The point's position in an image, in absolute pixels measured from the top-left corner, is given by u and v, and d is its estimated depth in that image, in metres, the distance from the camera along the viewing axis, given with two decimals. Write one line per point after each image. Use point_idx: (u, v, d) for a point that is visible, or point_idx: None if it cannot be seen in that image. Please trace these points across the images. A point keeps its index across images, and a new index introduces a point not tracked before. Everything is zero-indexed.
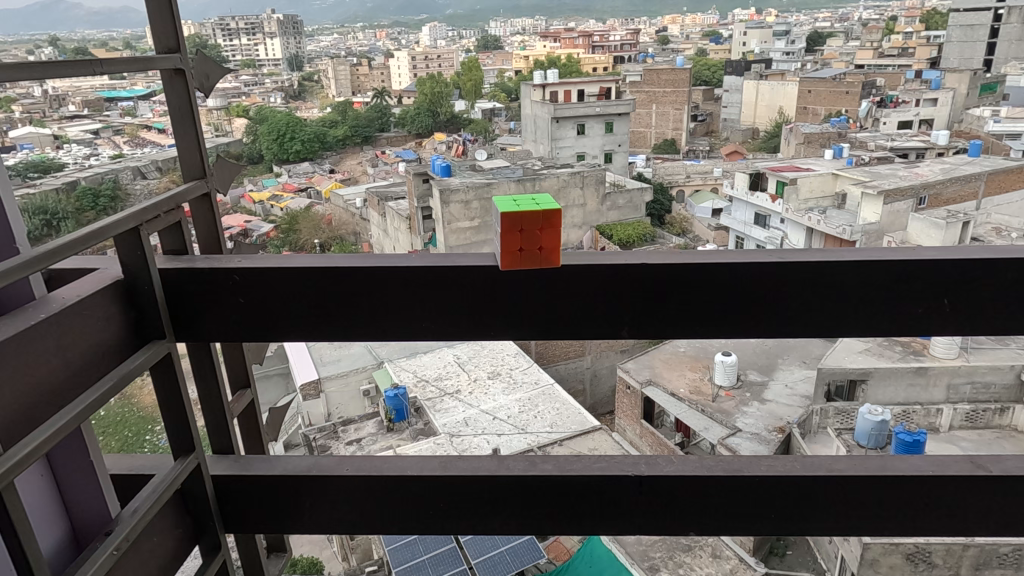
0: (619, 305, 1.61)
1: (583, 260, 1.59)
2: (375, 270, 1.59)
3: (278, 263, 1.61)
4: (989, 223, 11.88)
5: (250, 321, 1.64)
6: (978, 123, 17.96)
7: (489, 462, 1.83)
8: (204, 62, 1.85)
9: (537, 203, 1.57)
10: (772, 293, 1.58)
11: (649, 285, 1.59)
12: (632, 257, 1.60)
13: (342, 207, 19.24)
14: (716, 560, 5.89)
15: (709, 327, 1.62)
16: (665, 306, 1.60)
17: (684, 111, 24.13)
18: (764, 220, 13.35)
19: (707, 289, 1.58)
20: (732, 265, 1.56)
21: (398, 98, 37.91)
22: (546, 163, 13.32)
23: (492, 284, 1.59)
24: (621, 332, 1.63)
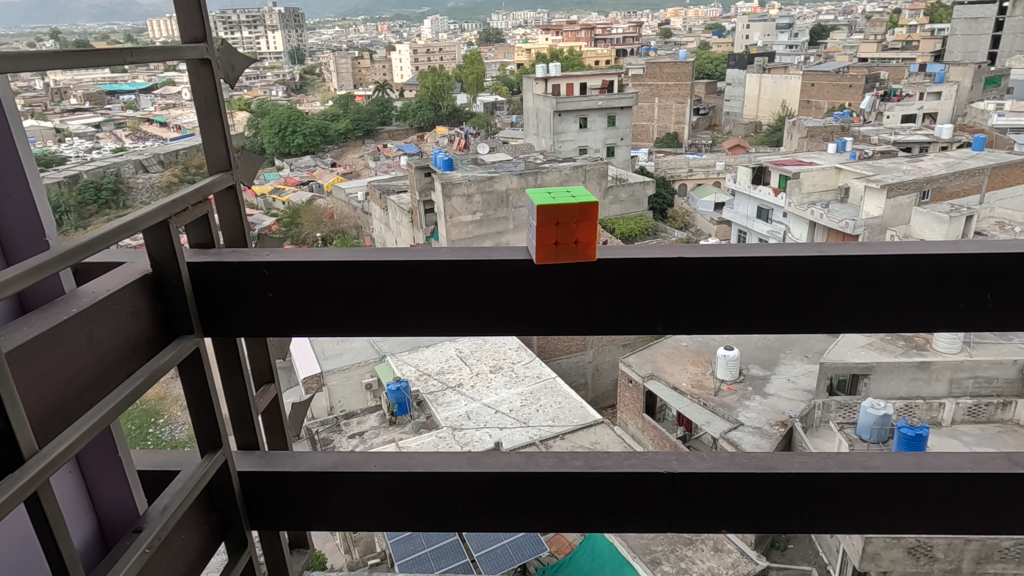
0: (654, 300, 1.61)
1: (615, 254, 1.60)
2: (409, 265, 1.60)
3: (310, 258, 1.62)
4: (993, 217, 11.85)
5: (279, 316, 1.65)
6: (983, 116, 17.85)
7: (518, 458, 1.83)
8: (229, 53, 1.89)
9: (573, 197, 1.57)
10: (807, 290, 1.58)
11: (684, 281, 1.59)
12: (666, 252, 1.60)
13: (344, 201, 19.22)
14: (717, 554, 5.91)
15: (744, 323, 1.62)
16: (697, 301, 1.60)
17: (687, 104, 24.06)
18: (767, 215, 13.32)
19: (741, 282, 1.59)
20: (770, 258, 1.56)
21: (400, 91, 37.87)
22: (548, 156, 13.30)
23: (524, 278, 1.60)
24: (657, 327, 1.63)
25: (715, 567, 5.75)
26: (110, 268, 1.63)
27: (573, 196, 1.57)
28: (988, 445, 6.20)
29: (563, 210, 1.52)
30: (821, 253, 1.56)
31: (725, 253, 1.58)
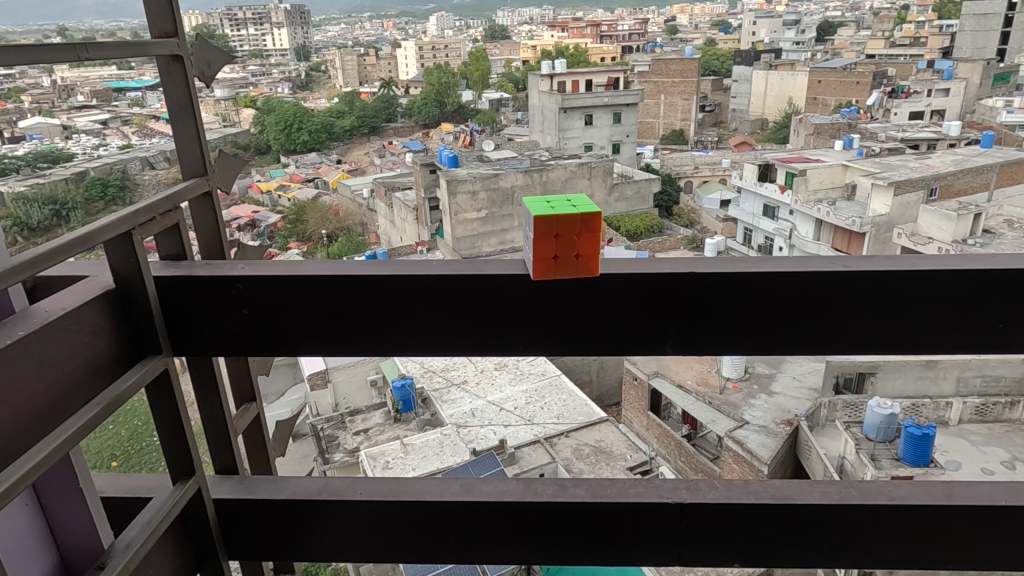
0: (664, 318, 1.41)
1: (623, 269, 1.40)
2: (390, 279, 1.41)
3: (283, 272, 1.43)
4: (1002, 214, 11.72)
5: (253, 335, 1.46)
6: (991, 114, 17.75)
7: (516, 485, 1.65)
8: (204, 48, 1.81)
9: (572, 206, 1.42)
10: (844, 309, 1.37)
11: (695, 299, 1.39)
12: (678, 263, 1.41)
13: (349, 198, 19.22)
14: None
15: (769, 344, 1.42)
16: (713, 319, 1.40)
17: (693, 101, 23.97)
18: (773, 212, 13.21)
19: (765, 299, 1.38)
20: (796, 272, 1.36)
21: (405, 88, 37.88)
22: (553, 153, 13.26)
23: (521, 297, 1.41)
24: (665, 347, 1.44)
25: None
26: (72, 283, 1.48)
27: (571, 205, 1.42)
28: (996, 446, 6.17)
29: (561, 220, 1.36)
30: (860, 264, 1.36)
31: (747, 265, 1.38)
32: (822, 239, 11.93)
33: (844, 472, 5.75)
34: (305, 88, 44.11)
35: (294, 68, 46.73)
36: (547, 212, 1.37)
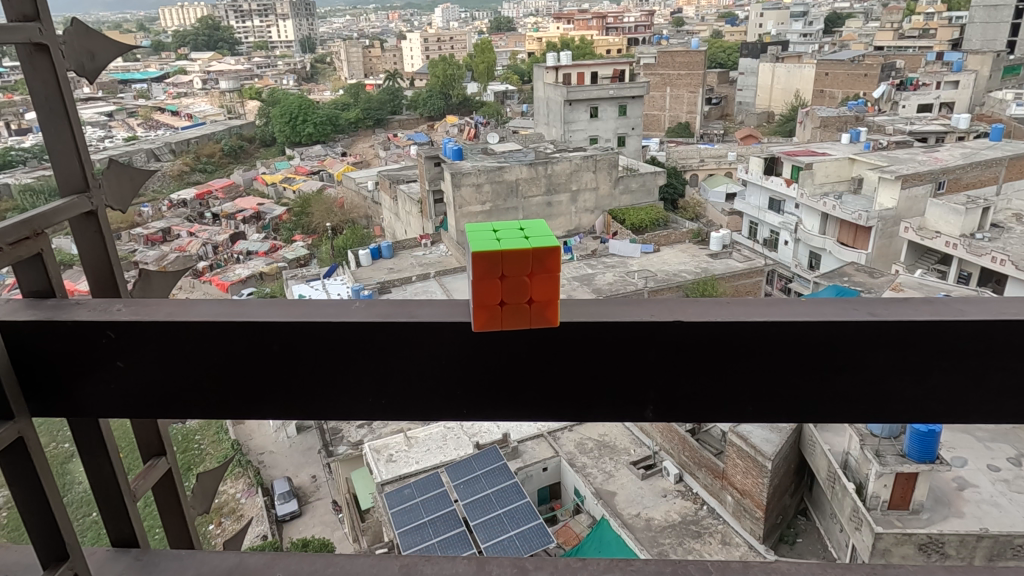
0: (640, 376, 1.18)
1: (587, 316, 1.16)
2: (298, 330, 1.17)
3: (175, 317, 1.19)
4: (1010, 208, 11.68)
5: (158, 399, 1.23)
6: (1000, 106, 17.64)
7: (466, 568, 1.39)
8: (85, 36, 1.50)
9: (526, 239, 1.19)
10: (843, 371, 1.15)
11: (681, 352, 1.15)
12: (663, 309, 1.17)
13: (354, 191, 19.08)
14: (725, 547, 5.91)
15: (763, 408, 1.19)
16: (705, 378, 1.17)
17: (700, 93, 23.81)
18: (778, 206, 13.05)
19: (757, 355, 1.15)
20: (807, 323, 1.12)
21: (410, 79, 37.81)
22: (558, 146, 13.18)
23: (457, 352, 1.17)
24: (644, 411, 1.21)
25: None
26: None
27: (527, 238, 1.19)
28: (1001, 441, 6.13)
29: (509, 264, 1.14)
30: (871, 316, 1.13)
31: (734, 316, 1.14)
32: (828, 233, 11.84)
33: (848, 468, 5.71)
34: (309, 80, 44.10)
35: (299, 62, 46.71)
36: (495, 248, 1.15)
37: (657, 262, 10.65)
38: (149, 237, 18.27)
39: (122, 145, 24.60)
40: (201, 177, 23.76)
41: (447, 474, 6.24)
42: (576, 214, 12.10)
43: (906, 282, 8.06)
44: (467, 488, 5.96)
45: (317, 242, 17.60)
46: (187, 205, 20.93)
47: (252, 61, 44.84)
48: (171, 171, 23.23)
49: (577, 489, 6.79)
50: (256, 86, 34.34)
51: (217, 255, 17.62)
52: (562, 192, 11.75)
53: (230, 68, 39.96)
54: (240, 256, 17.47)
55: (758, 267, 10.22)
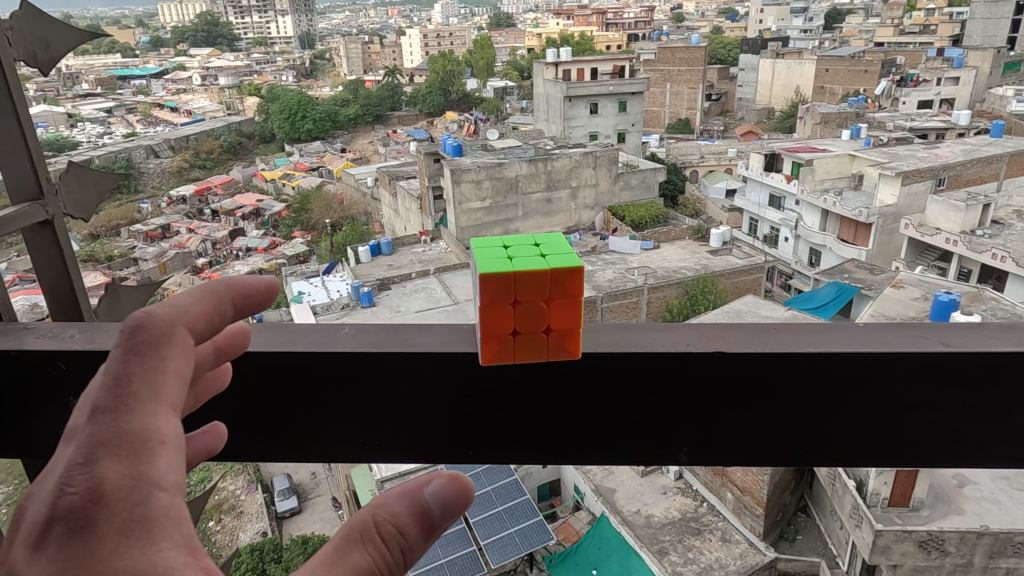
0: (676, 414, 1.04)
1: (612, 346, 1.01)
2: (291, 359, 1.03)
3: None
4: (1011, 205, 11.66)
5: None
6: (1001, 102, 17.60)
7: None
8: (36, 22, 1.31)
9: (543, 257, 0.99)
10: (908, 411, 1.01)
11: (718, 388, 1.02)
12: (699, 336, 1.03)
13: (354, 187, 18.91)
14: (725, 544, 5.88)
15: (817, 451, 1.05)
16: (747, 418, 1.04)
17: (700, 89, 23.75)
18: (779, 202, 12.94)
19: (811, 387, 1.01)
20: (867, 355, 0.98)
21: (410, 75, 37.72)
22: (558, 142, 13.14)
23: (464, 385, 1.03)
24: (678, 454, 1.07)
25: (722, 558, 5.74)
26: None
27: (547, 259, 0.98)
28: None
29: (526, 291, 0.96)
30: (946, 346, 0.99)
31: (785, 344, 1.00)
32: (828, 230, 11.78)
33: None
34: (309, 76, 44.13)
35: (299, 57, 46.76)
36: (509, 268, 0.95)
37: (656, 258, 10.63)
38: (149, 234, 18.35)
39: (122, 141, 24.69)
40: (201, 173, 23.83)
41: None
42: (575, 211, 12.07)
43: (906, 279, 8.02)
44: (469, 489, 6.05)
45: (316, 239, 17.59)
46: (187, 201, 20.92)
47: (251, 57, 44.93)
48: (171, 167, 23.30)
49: (578, 485, 6.81)
50: (256, 82, 34.38)
51: (217, 252, 17.64)
52: (562, 188, 11.70)
53: (230, 64, 39.93)
54: (239, 252, 17.50)
55: (759, 264, 10.19)
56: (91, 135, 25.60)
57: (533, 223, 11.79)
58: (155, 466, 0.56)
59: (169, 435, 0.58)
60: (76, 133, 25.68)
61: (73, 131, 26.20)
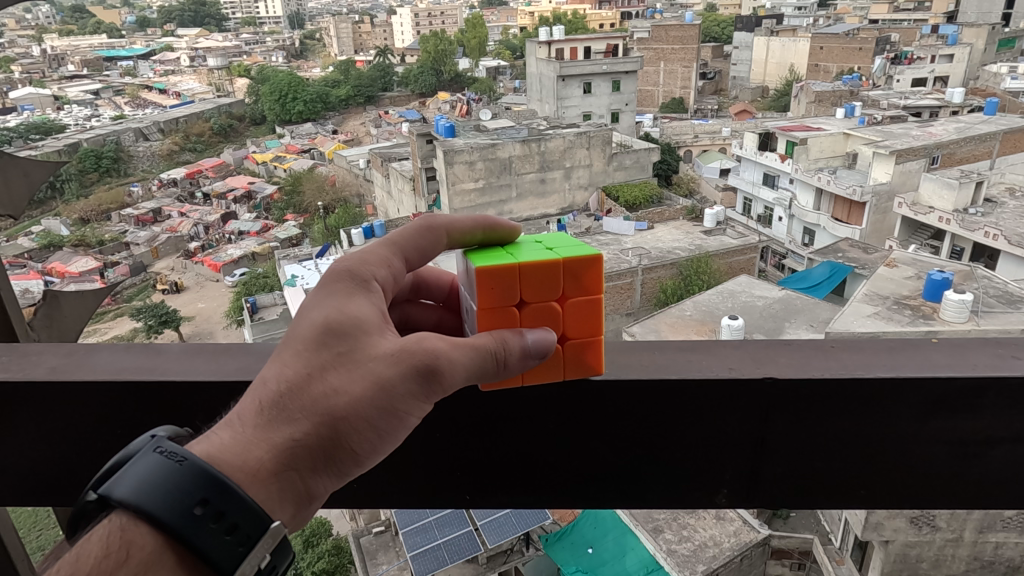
0: (719, 454, 0.92)
1: (633, 370, 0.89)
2: None
3: (73, 374, 0.90)
4: (1003, 182, 11.70)
5: (50, 479, 0.94)
6: (995, 80, 17.57)
7: None
8: None
9: (556, 250, 0.88)
10: (1000, 443, 0.86)
11: (765, 414, 0.88)
12: (743, 358, 0.90)
13: (346, 168, 18.45)
14: (719, 522, 5.94)
15: (875, 493, 0.91)
16: (804, 453, 0.90)
17: (693, 68, 23.53)
18: (773, 181, 12.90)
19: (885, 416, 0.87)
20: (947, 379, 0.84)
21: (401, 55, 37.12)
22: (552, 122, 13.05)
23: (465, 407, 0.91)
24: (718, 495, 0.95)
25: (716, 536, 5.78)
26: None
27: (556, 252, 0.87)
28: None
29: (531, 289, 0.83)
30: None
31: (849, 367, 0.86)
32: (822, 208, 11.80)
33: None
34: (299, 57, 43.73)
35: (287, 37, 46.23)
36: (514, 258, 0.83)
37: (651, 239, 10.62)
38: (141, 218, 18.29)
39: (111, 124, 24.55)
40: (191, 156, 23.66)
41: None
42: (570, 192, 12.01)
43: (900, 258, 8.01)
44: None
45: (309, 222, 17.52)
46: (177, 183, 20.80)
47: (240, 39, 44.57)
48: (160, 151, 23.22)
49: None
50: (245, 62, 34.01)
51: (209, 235, 17.58)
52: (555, 169, 11.65)
53: (217, 45, 39.41)
54: (231, 236, 17.38)
55: (753, 243, 10.20)
56: (78, 117, 25.41)
57: (528, 204, 11.73)
58: (378, 274, 0.84)
59: (394, 266, 0.88)
60: (63, 115, 25.54)
61: (61, 113, 26.01)
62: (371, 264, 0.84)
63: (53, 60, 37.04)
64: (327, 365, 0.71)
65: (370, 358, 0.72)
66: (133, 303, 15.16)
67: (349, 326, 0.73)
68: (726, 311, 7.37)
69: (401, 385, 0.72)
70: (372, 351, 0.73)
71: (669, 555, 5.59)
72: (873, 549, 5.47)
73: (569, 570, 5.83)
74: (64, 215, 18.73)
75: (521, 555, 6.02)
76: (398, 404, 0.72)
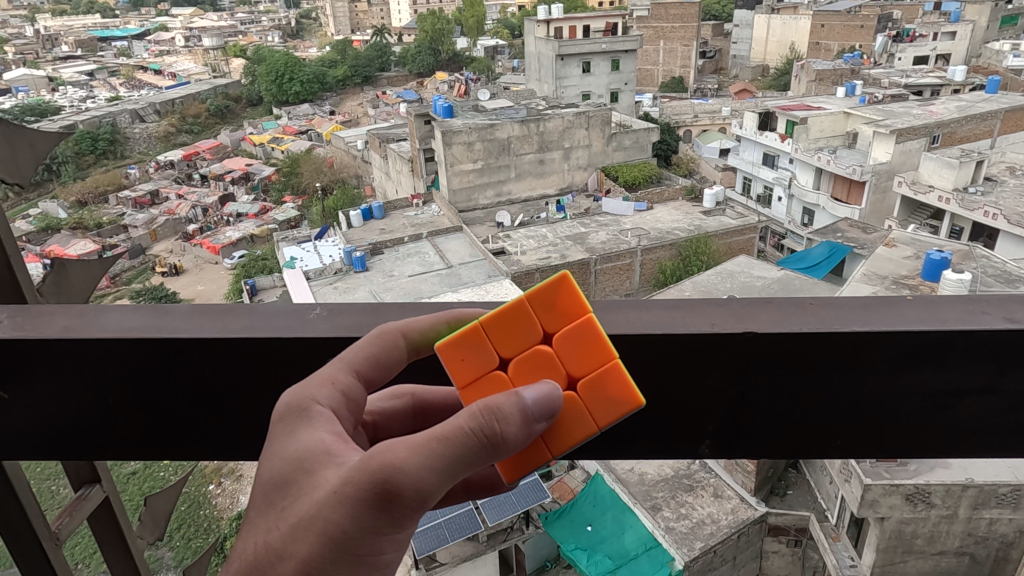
0: (701, 402, 0.85)
1: (624, 325, 0.82)
2: (248, 346, 0.85)
3: (85, 333, 0.87)
4: (1004, 161, 11.67)
5: (65, 434, 0.91)
6: (998, 57, 17.41)
7: None
8: None
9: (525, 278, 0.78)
10: (970, 395, 0.81)
11: (749, 367, 0.82)
12: (726, 314, 0.83)
13: (343, 149, 18.40)
14: (717, 500, 6.01)
15: (855, 441, 0.86)
16: (789, 405, 0.84)
17: (694, 47, 23.28)
18: (773, 160, 12.84)
19: (863, 371, 0.81)
20: (921, 333, 0.78)
21: (398, 34, 36.65)
22: (550, 102, 12.95)
23: None
24: (701, 447, 0.88)
25: (714, 513, 5.86)
26: None
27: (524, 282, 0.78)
28: None
29: (505, 342, 0.75)
30: (1011, 321, 0.78)
31: (824, 323, 0.80)
32: (822, 188, 11.77)
33: None
34: (294, 37, 43.36)
35: (283, 18, 45.65)
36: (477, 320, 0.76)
37: (651, 219, 10.61)
38: (138, 200, 18.24)
39: (106, 106, 24.40)
40: (188, 138, 23.55)
41: None
42: (569, 172, 11.95)
43: (899, 237, 8.01)
44: None
45: (307, 203, 17.47)
46: (175, 165, 20.73)
47: (235, 18, 44.12)
48: (157, 132, 23.10)
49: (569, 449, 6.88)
50: (240, 42, 33.70)
51: (207, 218, 17.55)
52: (555, 149, 11.58)
53: (212, 25, 38.93)
54: (229, 218, 17.34)
55: (752, 224, 10.20)
56: (74, 99, 25.25)
57: (527, 184, 11.67)
58: (318, 404, 0.71)
59: (342, 380, 0.74)
60: (59, 97, 25.42)
61: (57, 95, 25.84)
62: (308, 391, 0.71)
63: (46, 40, 36.75)
64: (286, 532, 0.64)
65: (316, 521, 0.62)
66: (132, 286, 15.15)
67: (295, 488, 0.65)
68: (725, 291, 7.38)
69: (352, 526, 0.61)
70: (320, 488, 0.64)
71: (667, 532, 5.67)
72: (868, 526, 5.52)
73: (568, 547, 5.91)
74: (62, 197, 18.70)
75: (521, 533, 6.07)
76: (364, 545, 0.62)
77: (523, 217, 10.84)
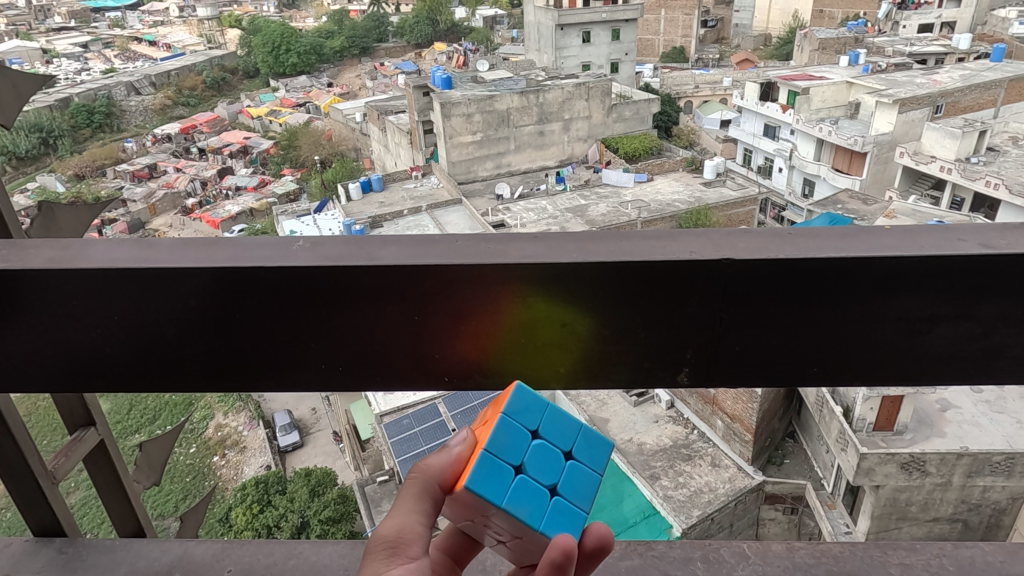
0: (676, 330, 0.76)
1: (594, 246, 0.73)
2: (208, 278, 0.77)
3: (60, 261, 0.77)
4: (1006, 131, 11.60)
5: (61, 369, 0.83)
6: (1003, 25, 17.20)
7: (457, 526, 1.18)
8: None
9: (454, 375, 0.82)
10: (942, 322, 0.73)
11: (729, 291, 0.73)
12: (705, 243, 0.74)
13: (342, 122, 18.29)
14: (715, 469, 6.11)
15: (838, 366, 0.77)
16: (769, 325, 0.75)
17: (695, 16, 22.94)
18: (773, 132, 12.76)
19: (848, 297, 0.73)
20: (905, 255, 0.69)
21: (395, 4, 36.09)
22: (550, 72, 12.82)
23: (421, 316, 0.77)
24: (679, 375, 0.80)
25: (712, 482, 5.96)
26: None
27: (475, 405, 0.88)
28: None
29: None
30: (987, 246, 0.69)
31: (803, 249, 0.72)
32: (822, 159, 11.72)
33: (837, 392, 5.65)
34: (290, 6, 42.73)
35: None
36: None
37: (650, 191, 10.59)
38: (136, 173, 18.14)
39: (101, 79, 24.11)
40: (184, 111, 23.36)
41: (445, 406, 6.48)
42: (569, 144, 11.89)
43: (899, 209, 8.01)
44: (465, 417, 6.22)
45: (306, 176, 17.46)
46: (172, 138, 20.63)
47: None
48: (153, 105, 22.91)
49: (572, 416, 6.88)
50: (235, 11, 33.22)
51: (206, 192, 17.49)
52: (554, 121, 11.50)
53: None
54: (228, 192, 17.30)
55: (752, 195, 10.16)
56: (68, 72, 24.97)
57: (526, 156, 11.62)
58: None
59: None
60: (52, 69, 25.10)
61: (50, 67, 25.52)
62: None
63: (38, 11, 36.22)
64: None
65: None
66: None
67: None
68: None
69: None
70: None
71: (665, 501, 5.74)
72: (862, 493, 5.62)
73: None
74: (59, 171, 18.58)
75: None
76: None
77: (523, 189, 10.80)
